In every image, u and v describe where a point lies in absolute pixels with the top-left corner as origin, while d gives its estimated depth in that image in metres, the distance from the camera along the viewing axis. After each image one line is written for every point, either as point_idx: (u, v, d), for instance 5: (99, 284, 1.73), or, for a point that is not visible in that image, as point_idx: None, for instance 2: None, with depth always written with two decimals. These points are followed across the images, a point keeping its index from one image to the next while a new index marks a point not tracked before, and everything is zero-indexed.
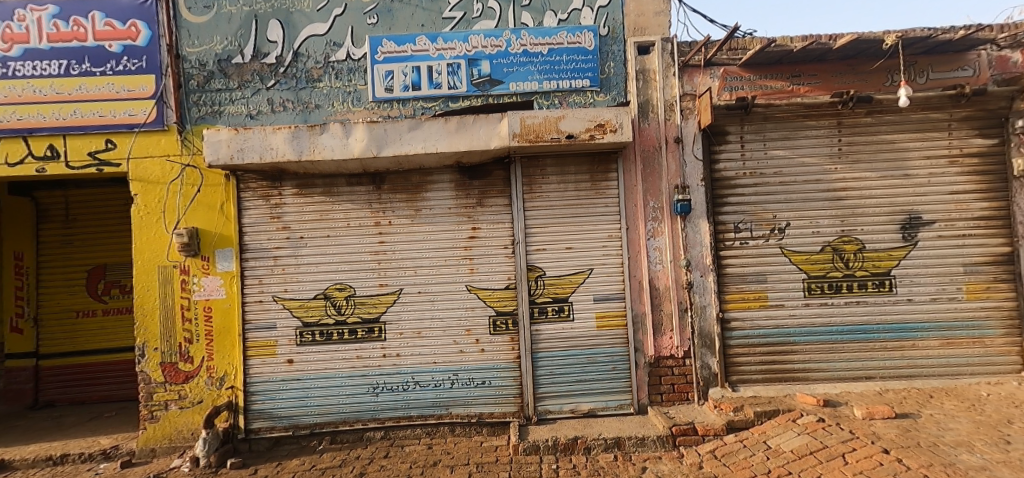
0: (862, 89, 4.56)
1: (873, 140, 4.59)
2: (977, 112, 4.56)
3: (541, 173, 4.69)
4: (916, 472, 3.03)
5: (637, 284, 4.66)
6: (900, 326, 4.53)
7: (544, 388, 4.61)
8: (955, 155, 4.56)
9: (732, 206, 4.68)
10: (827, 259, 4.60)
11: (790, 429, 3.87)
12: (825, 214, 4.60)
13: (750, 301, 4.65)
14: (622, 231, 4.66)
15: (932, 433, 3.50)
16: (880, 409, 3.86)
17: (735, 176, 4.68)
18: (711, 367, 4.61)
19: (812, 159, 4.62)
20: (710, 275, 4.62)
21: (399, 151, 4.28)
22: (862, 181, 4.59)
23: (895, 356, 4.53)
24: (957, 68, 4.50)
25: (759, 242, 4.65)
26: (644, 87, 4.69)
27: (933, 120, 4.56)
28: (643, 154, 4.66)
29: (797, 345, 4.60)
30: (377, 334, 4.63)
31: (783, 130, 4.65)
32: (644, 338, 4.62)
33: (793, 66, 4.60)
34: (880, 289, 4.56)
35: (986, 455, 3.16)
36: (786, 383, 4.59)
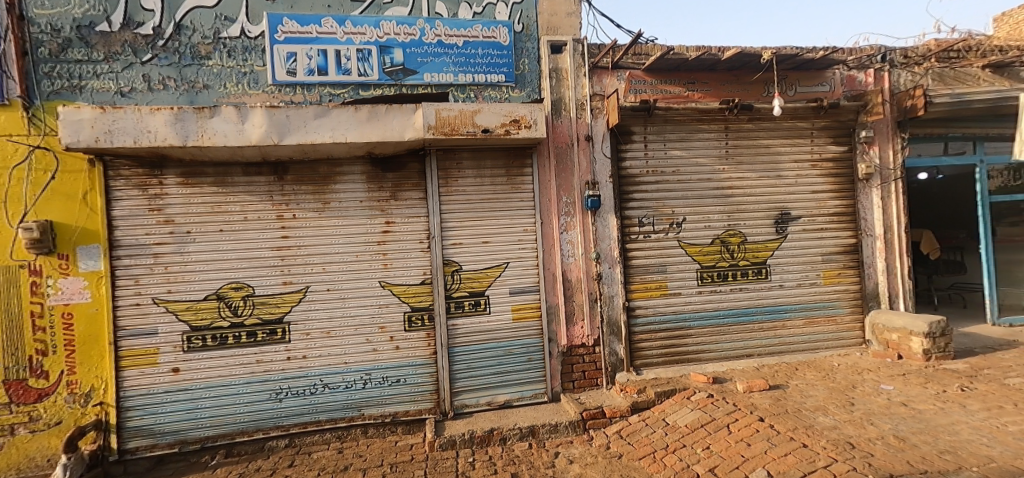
0: (745, 98, 5.09)
1: (754, 144, 5.16)
2: (833, 123, 5.29)
3: (457, 166, 4.65)
4: (784, 435, 3.49)
5: (551, 276, 4.80)
6: (773, 309, 5.16)
7: (460, 383, 4.60)
8: (816, 159, 5.27)
9: (637, 202, 5.00)
10: (716, 250, 5.09)
11: (685, 405, 4.24)
12: (715, 210, 5.09)
13: (652, 290, 5.01)
14: (537, 225, 4.77)
15: (797, 401, 4.03)
16: (757, 382, 4.37)
17: (639, 174, 5.00)
18: (618, 353, 4.91)
19: (704, 160, 5.08)
20: (617, 266, 4.91)
21: (303, 139, 3.99)
22: (745, 181, 5.14)
23: (770, 335, 5.15)
24: (818, 83, 5.21)
25: (660, 236, 5.02)
26: (556, 86, 4.83)
27: (800, 128, 5.23)
28: (556, 150, 4.80)
29: (691, 330, 5.05)
30: (280, 336, 4.31)
31: (680, 132, 5.04)
32: (557, 329, 4.79)
33: (689, 74, 5.02)
34: (759, 276, 5.15)
35: (837, 416, 3.71)
36: (682, 364, 5.03)
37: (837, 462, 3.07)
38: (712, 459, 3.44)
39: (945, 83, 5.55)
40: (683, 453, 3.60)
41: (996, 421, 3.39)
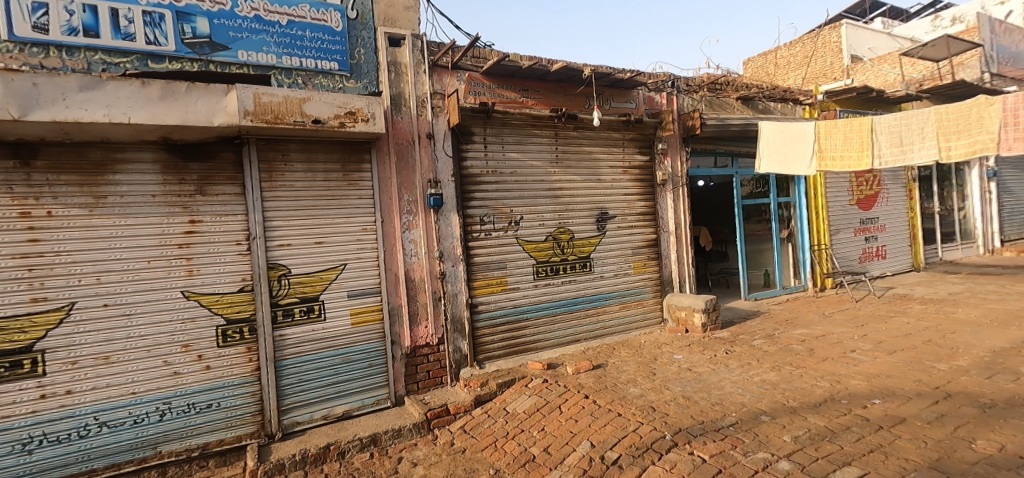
0: (571, 108, 5.65)
1: (579, 150, 5.75)
2: (639, 136, 6.20)
3: (282, 159, 4.17)
4: (604, 408, 3.97)
5: (393, 277, 4.64)
6: (596, 297, 5.84)
7: (290, 399, 4.15)
8: (627, 166, 6.12)
9: (478, 201, 5.16)
10: (549, 246, 5.54)
11: (523, 392, 4.53)
12: (547, 209, 5.53)
13: (493, 286, 5.22)
14: (378, 224, 4.56)
15: (614, 376, 4.64)
16: (583, 364, 4.89)
17: (480, 174, 5.16)
18: (462, 349, 4.99)
19: (538, 163, 5.48)
20: (460, 264, 4.99)
21: (62, 116, 3.12)
22: (572, 183, 5.69)
23: (593, 320, 5.82)
24: (627, 101, 6.06)
25: (500, 234, 5.26)
26: (395, 80, 4.68)
27: (615, 139, 6.00)
28: (396, 147, 4.65)
29: (528, 321, 5.40)
30: (29, 369, 3.32)
31: (517, 135, 5.34)
32: (400, 330, 4.66)
33: (523, 81, 5.37)
34: (584, 269, 5.77)
35: (643, 385, 4.36)
36: (520, 354, 5.35)
37: (643, 424, 3.61)
38: (546, 439, 3.73)
39: (714, 109, 6.97)
40: (521, 438, 3.83)
41: (748, 374, 4.38)
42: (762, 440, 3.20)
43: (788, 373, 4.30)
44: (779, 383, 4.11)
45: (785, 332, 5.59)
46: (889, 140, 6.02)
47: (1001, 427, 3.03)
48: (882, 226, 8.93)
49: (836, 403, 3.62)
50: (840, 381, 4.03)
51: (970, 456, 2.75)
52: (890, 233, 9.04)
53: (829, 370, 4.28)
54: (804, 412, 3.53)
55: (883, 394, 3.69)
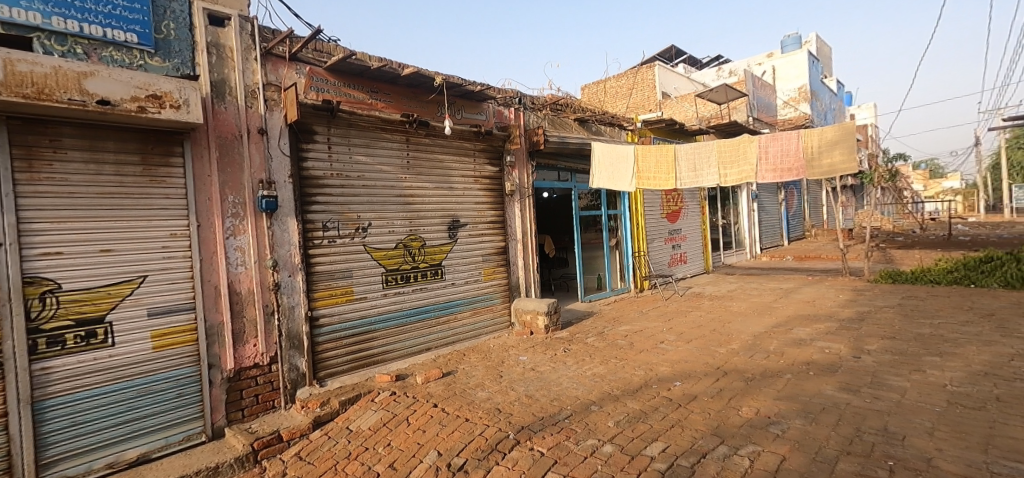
0: (423, 115, 5.61)
1: (431, 158, 5.74)
2: (489, 147, 6.44)
3: (50, 144, 3.30)
4: (452, 415, 3.98)
5: (213, 290, 4.01)
6: (447, 304, 5.87)
7: (57, 448, 3.28)
8: (478, 176, 6.31)
9: (321, 205, 4.77)
10: (399, 254, 5.40)
11: (369, 408, 4.29)
12: (398, 216, 5.39)
13: (336, 296, 4.87)
14: (192, 228, 3.89)
15: (462, 382, 4.70)
16: (433, 372, 4.86)
17: (323, 176, 4.79)
18: (299, 368, 4.53)
19: (388, 168, 5.31)
20: (299, 274, 4.55)
21: None
22: (423, 190, 5.65)
23: (444, 328, 5.83)
24: (477, 112, 6.26)
25: (345, 241, 4.94)
26: (218, 64, 4.09)
27: (466, 149, 6.14)
28: (219, 141, 4.05)
29: (377, 332, 5.17)
30: None
31: (365, 138, 5.10)
32: (221, 352, 4.03)
33: (372, 82, 5.15)
34: (435, 276, 5.76)
35: (490, 388, 4.50)
36: (367, 367, 5.08)
37: (489, 427, 3.72)
38: (392, 454, 3.58)
39: (556, 128, 7.63)
40: (365, 458, 3.60)
41: (581, 369, 4.84)
42: (592, 428, 3.56)
43: (613, 366, 4.88)
44: (606, 375, 4.63)
45: (612, 329, 6.35)
46: (687, 166, 7.31)
47: (757, 395, 3.88)
48: (684, 235, 10.79)
49: (648, 388, 4.22)
50: (652, 368, 4.72)
51: (738, 421, 3.45)
52: (690, 241, 10.98)
53: (644, 360, 4.98)
54: (624, 398, 4.04)
55: (682, 377, 4.42)
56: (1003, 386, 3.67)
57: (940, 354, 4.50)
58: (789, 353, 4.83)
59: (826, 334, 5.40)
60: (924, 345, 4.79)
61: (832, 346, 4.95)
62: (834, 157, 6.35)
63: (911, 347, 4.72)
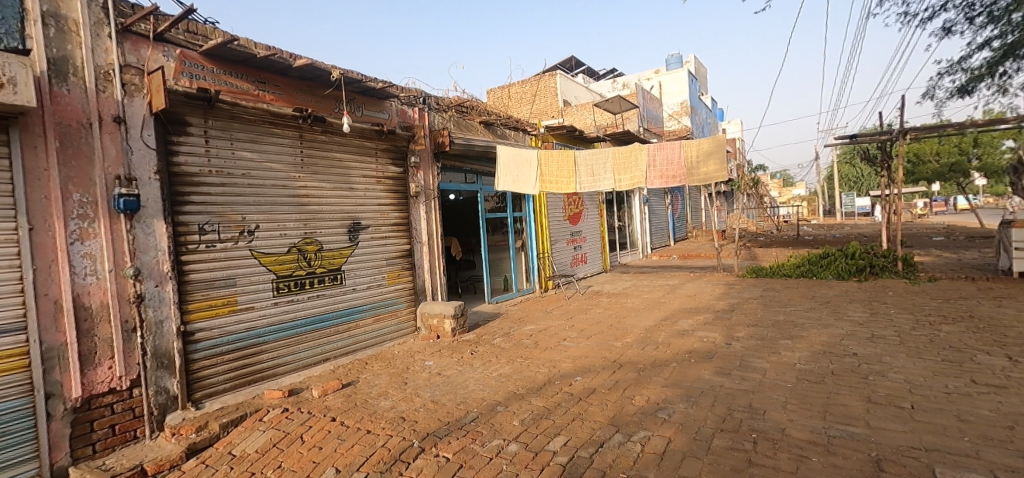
0: (318, 110, 5.27)
1: (328, 156, 5.39)
2: (392, 147, 6.22)
3: None
4: (352, 428, 3.76)
5: (52, 306, 3.36)
6: (347, 311, 5.55)
7: None
8: (380, 176, 6.07)
9: (196, 206, 4.24)
10: (292, 258, 5.00)
11: (256, 429, 3.89)
12: (290, 217, 4.98)
13: (217, 308, 4.37)
14: (22, 232, 3.23)
15: (364, 392, 4.48)
16: (331, 384, 4.56)
17: (199, 173, 4.26)
18: (169, 390, 3.98)
19: (278, 166, 4.89)
20: (168, 284, 4.00)
21: None
22: (319, 190, 5.29)
23: (344, 336, 5.51)
24: (379, 111, 6.04)
25: (227, 245, 4.45)
26: (58, 38, 3.46)
27: (366, 148, 5.86)
28: (60, 129, 3.41)
29: (266, 345, 4.73)
30: None
31: (250, 132, 4.64)
32: (64, 378, 3.39)
33: (258, 72, 4.72)
34: (334, 282, 5.42)
35: (394, 397, 4.35)
36: (255, 384, 4.61)
37: (392, 437, 3.58)
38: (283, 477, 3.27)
39: (462, 130, 7.63)
40: None
41: (488, 371, 4.87)
42: (497, 428, 3.59)
43: (518, 365, 4.98)
44: (512, 375, 4.71)
45: (518, 329, 6.49)
46: (586, 171, 7.74)
47: (648, 384, 4.21)
48: (585, 237, 11.39)
49: (551, 385, 4.37)
50: (555, 365, 4.90)
51: (631, 409, 3.71)
52: (590, 242, 11.63)
53: (548, 358, 5.16)
54: (528, 397, 4.14)
55: (582, 371, 4.65)
56: (836, 362, 4.39)
57: (792, 337, 5.26)
58: (675, 344, 5.32)
59: (704, 324, 6.04)
60: (780, 330, 5.56)
61: (709, 335, 5.54)
62: (709, 166, 7.16)
63: (770, 333, 5.45)
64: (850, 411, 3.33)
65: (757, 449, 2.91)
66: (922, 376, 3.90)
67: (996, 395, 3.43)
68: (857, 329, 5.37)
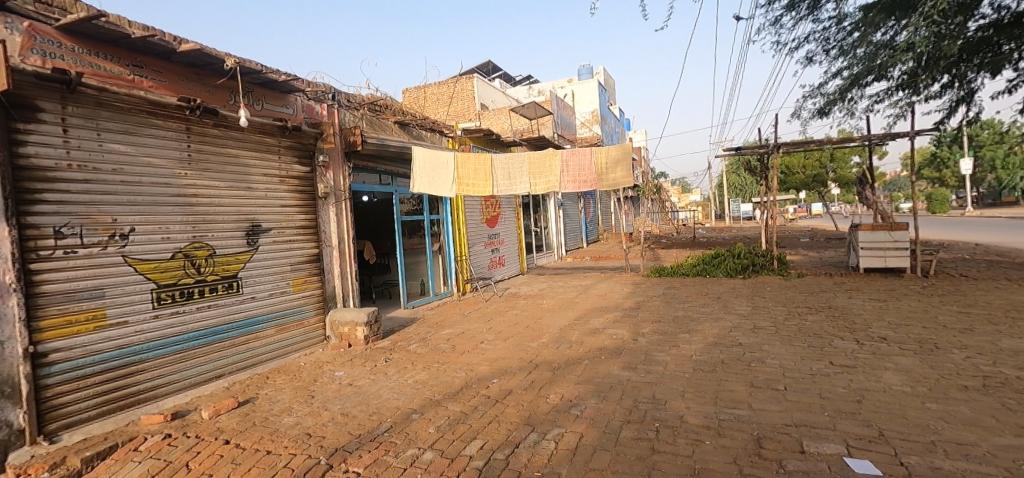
0: (209, 101, 4.79)
1: (221, 152, 4.90)
2: (296, 144, 5.80)
3: None
4: (249, 450, 3.43)
5: None
6: (244, 322, 5.07)
7: None
8: (283, 176, 5.63)
9: (51, 205, 3.61)
10: (177, 265, 4.47)
11: (130, 460, 3.37)
12: (175, 219, 4.45)
13: (78, 325, 3.74)
14: None
15: (264, 409, 4.11)
16: (224, 403, 4.12)
17: (55, 168, 3.64)
18: (12, 423, 3.33)
19: (159, 161, 4.34)
20: (11, 298, 3.36)
21: None
22: (211, 189, 4.78)
23: (242, 350, 5.03)
24: (282, 105, 5.64)
25: (93, 251, 3.85)
26: None
27: (267, 144, 5.41)
28: None
29: (144, 364, 4.16)
30: None
31: (123, 123, 4.07)
32: None
33: (134, 54, 4.20)
34: (229, 291, 4.93)
35: (299, 412, 4.04)
36: (130, 409, 4.03)
37: (297, 455, 3.32)
38: None
39: (375, 129, 7.38)
40: None
41: (403, 378, 4.71)
42: (412, 437, 3.48)
43: (435, 371, 4.88)
44: (428, 381, 4.60)
45: (435, 334, 6.38)
46: (502, 175, 7.85)
47: (562, 382, 4.34)
48: (502, 240, 11.53)
49: (468, 389, 4.34)
50: (472, 369, 4.89)
51: (546, 408, 3.80)
52: (507, 245, 11.80)
53: (465, 361, 5.13)
54: (445, 402, 4.07)
55: (499, 373, 4.68)
56: (725, 352, 4.87)
57: (689, 331, 5.74)
58: (587, 342, 5.56)
59: (614, 322, 6.40)
60: (679, 325, 6.05)
61: (618, 332, 5.87)
62: (617, 173, 7.61)
63: (671, 328, 5.91)
64: (737, 396, 3.71)
65: (659, 437, 3.12)
66: (793, 360, 4.46)
67: (846, 374, 4.02)
68: (742, 321, 6.02)
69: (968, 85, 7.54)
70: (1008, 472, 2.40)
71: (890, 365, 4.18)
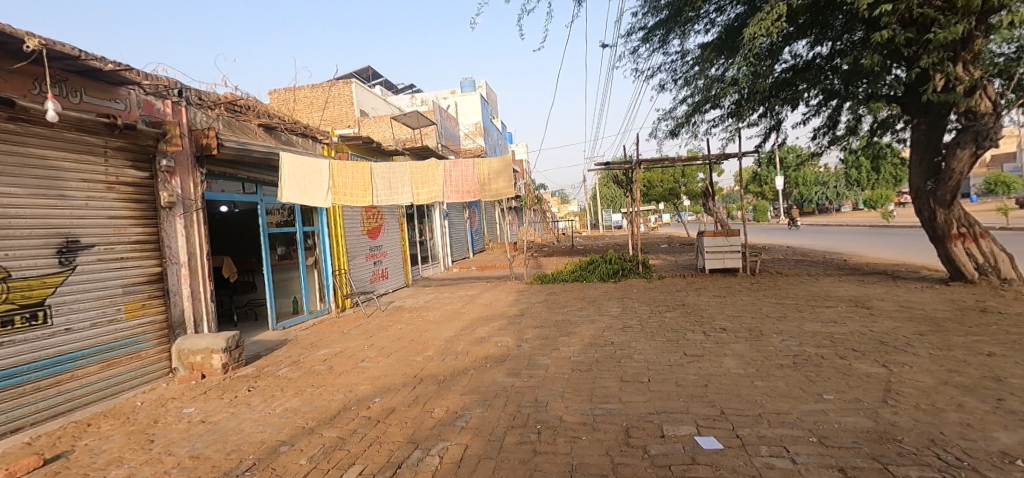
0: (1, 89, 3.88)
1: (19, 151, 3.96)
2: (129, 145, 4.95)
3: None
4: None
5: None
6: (54, 360, 4.12)
7: None
8: (111, 182, 4.75)
9: None
10: None
11: None
12: None
13: None
14: None
15: (83, 464, 3.36)
16: (23, 463, 3.28)
17: None
18: None
19: None
20: None
21: None
22: (3, 196, 3.83)
23: (51, 394, 4.07)
24: (109, 99, 4.79)
25: None
26: None
27: (88, 144, 4.52)
28: None
29: None
30: None
31: None
32: None
33: None
34: (33, 322, 3.99)
35: (133, 462, 3.38)
36: None
37: None
38: None
39: (233, 131, 6.65)
40: None
41: (270, 408, 4.21)
42: (280, 472, 3.13)
43: (308, 395, 4.47)
44: (300, 407, 4.19)
45: (310, 356, 5.87)
46: (382, 184, 7.61)
47: (447, 394, 4.28)
48: (385, 252, 11.09)
49: (346, 411, 4.04)
50: (351, 390, 4.58)
51: (431, 422, 3.70)
52: (390, 257, 11.38)
53: (343, 383, 4.79)
54: (320, 429, 3.72)
55: (381, 392, 4.46)
56: (599, 351, 5.26)
57: (567, 334, 6.09)
58: (472, 352, 5.58)
59: (498, 330, 6.52)
60: (559, 328, 6.39)
61: (502, 340, 6.00)
62: (499, 184, 7.87)
63: (551, 332, 6.21)
64: (609, 391, 4.02)
65: (541, 438, 3.23)
66: (655, 354, 4.98)
67: (697, 363, 4.61)
68: (613, 321, 6.56)
69: (776, 117, 9.25)
70: (811, 432, 2.95)
71: (728, 352, 4.89)
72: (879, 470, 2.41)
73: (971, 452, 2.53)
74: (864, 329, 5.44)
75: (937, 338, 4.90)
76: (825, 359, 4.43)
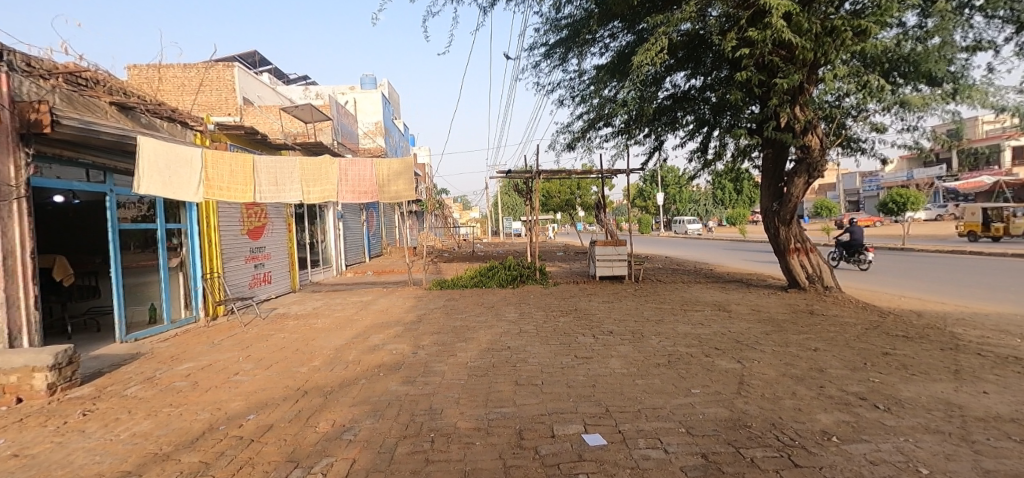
0: None
1: None
2: None
3: None
4: None
5: None
6: None
7: None
8: None
9: None
10: None
11: None
12: None
13: None
14: None
15: None
16: None
17: None
18: None
19: None
20: None
21: None
22: None
23: None
24: None
25: None
26: None
27: None
28: None
29: None
30: None
31: None
32: None
33: None
34: None
35: None
36: None
37: None
38: None
39: (75, 108, 5.63)
40: None
41: (111, 434, 3.55)
42: None
43: (164, 417, 3.87)
44: (153, 431, 3.60)
45: (168, 371, 5.11)
46: (267, 179, 6.99)
47: (334, 407, 4.00)
48: (267, 254, 10.10)
49: (212, 432, 3.56)
50: (220, 408, 4.06)
51: (314, 438, 3.41)
52: (275, 260, 10.41)
53: (210, 400, 4.23)
54: (177, 454, 3.19)
55: (257, 408, 4.03)
56: (496, 356, 5.32)
57: (465, 339, 6.08)
58: (364, 360, 5.31)
59: (393, 337, 6.29)
60: (456, 334, 6.35)
61: (398, 348, 5.79)
62: (399, 185, 7.77)
63: (449, 338, 6.15)
64: (504, 395, 4.08)
65: (433, 447, 3.16)
66: (548, 357, 5.18)
67: (586, 364, 4.88)
68: (510, 327, 6.70)
69: (659, 139, 10.24)
70: (680, 423, 3.28)
71: (614, 353, 5.26)
72: (733, 453, 2.75)
73: (801, 433, 3.00)
74: (725, 330, 6.22)
75: (778, 337, 5.77)
76: (693, 357, 4.98)
